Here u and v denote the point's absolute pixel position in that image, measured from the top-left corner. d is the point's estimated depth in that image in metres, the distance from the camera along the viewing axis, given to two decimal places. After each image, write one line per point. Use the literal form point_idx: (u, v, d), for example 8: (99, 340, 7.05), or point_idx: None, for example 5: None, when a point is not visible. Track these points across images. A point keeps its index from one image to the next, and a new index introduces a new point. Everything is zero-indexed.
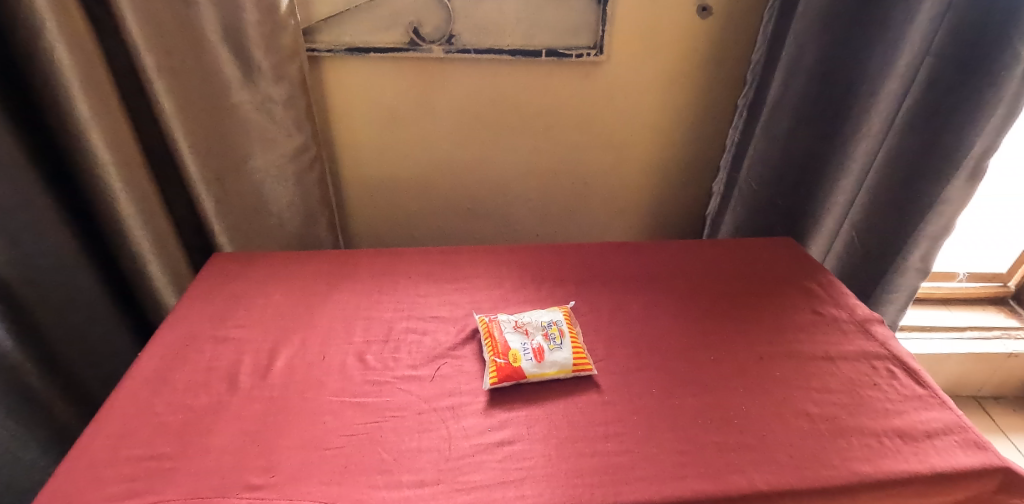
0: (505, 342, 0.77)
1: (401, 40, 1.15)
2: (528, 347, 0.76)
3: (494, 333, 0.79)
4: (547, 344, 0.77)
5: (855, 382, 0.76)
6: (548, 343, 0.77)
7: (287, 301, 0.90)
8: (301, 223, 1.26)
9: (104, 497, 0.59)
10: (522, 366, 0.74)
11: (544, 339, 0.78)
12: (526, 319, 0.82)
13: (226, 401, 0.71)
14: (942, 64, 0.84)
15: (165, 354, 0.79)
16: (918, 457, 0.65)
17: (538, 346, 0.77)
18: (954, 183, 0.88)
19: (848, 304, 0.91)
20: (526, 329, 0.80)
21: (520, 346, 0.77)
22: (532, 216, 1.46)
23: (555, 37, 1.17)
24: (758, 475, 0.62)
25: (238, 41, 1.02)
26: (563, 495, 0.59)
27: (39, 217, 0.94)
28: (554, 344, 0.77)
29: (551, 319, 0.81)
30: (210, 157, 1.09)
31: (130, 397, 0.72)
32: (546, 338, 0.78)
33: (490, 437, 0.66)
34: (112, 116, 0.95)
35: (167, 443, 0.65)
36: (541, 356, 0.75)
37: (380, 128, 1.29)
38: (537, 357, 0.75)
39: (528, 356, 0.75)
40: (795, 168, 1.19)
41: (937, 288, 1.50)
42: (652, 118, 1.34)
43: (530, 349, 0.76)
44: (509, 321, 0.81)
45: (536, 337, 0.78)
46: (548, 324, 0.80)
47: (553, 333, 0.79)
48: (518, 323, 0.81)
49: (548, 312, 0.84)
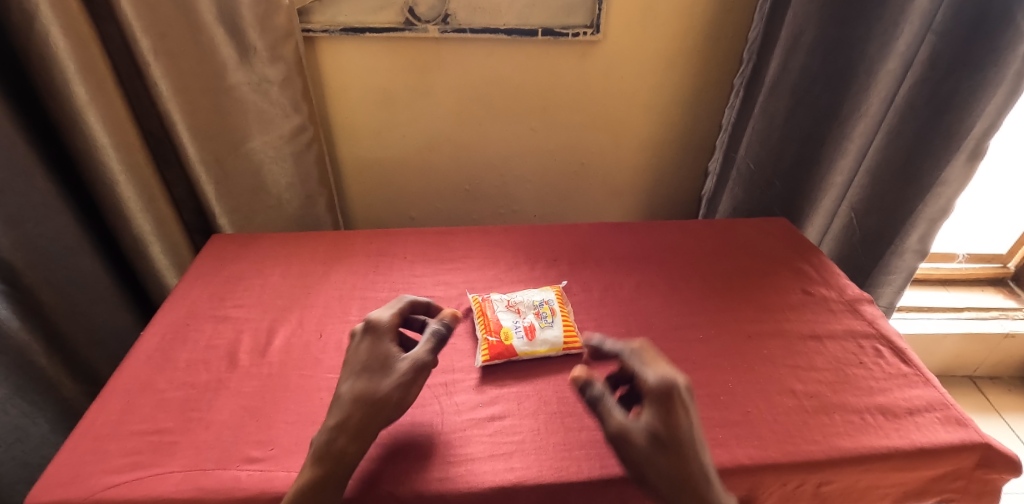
0: (497, 320, 0.79)
1: (396, 20, 1.14)
2: (519, 325, 0.78)
3: (487, 312, 0.81)
4: (539, 322, 0.79)
5: (841, 360, 0.77)
6: (539, 321, 0.79)
7: (285, 281, 0.92)
8: (300, 204, 1.27)
9: (110, 469, 0.61)
10: (513, 344, 0.76)
11: (535, 317, 0.80)
12: (519, 298, 0.83)
13: (226, 378, 0.73)
14: (945, 42, 0.83)
15: (166, 333, 0.81)
16: (900, 433, 0.67)
17: (529, 324, 0.78)
18: (954, 163, 0.87)
19: (839, 284, 0.92)
20: (518, 308, 0.81)
21: (512, 325, 0.78)
22: (531, 197, 1.47)
23: (552, 16, 1.15)
24: (741, 449, 0.64)
25: (232, 21, 1.01)
26: (551, 469, 0.61)
27: (40, 199, 0.95)
28: (545, 322, 0.79)
29: (542, 299, 0.83)
30: (209, 139, 1.10)
31: (134, 374, 0.74)
32: (537, 317, 0.80)
33: (481, 413, 0.68)
34: (110, 98, 0.95)
35: (169, 418, 0.68)
36: (533, 333, 0.77)
37: (376, 108, 1.29)
38: (528, 335, 0.77)
39: (519, 335, 0.77)
40: (793, 149, 1.19)
41: (936, 269, 1.51)
42: (649, 98, 1.33)
43: (521, 327, 0.78)
44: (502, 301, 0.83)
45: (528, 316, 0.80)
46: (540, 303, 0.82)
47: (544, 311, 0.81)
48: (510, 303, 0.82)
49: (539, 291, 0.86)
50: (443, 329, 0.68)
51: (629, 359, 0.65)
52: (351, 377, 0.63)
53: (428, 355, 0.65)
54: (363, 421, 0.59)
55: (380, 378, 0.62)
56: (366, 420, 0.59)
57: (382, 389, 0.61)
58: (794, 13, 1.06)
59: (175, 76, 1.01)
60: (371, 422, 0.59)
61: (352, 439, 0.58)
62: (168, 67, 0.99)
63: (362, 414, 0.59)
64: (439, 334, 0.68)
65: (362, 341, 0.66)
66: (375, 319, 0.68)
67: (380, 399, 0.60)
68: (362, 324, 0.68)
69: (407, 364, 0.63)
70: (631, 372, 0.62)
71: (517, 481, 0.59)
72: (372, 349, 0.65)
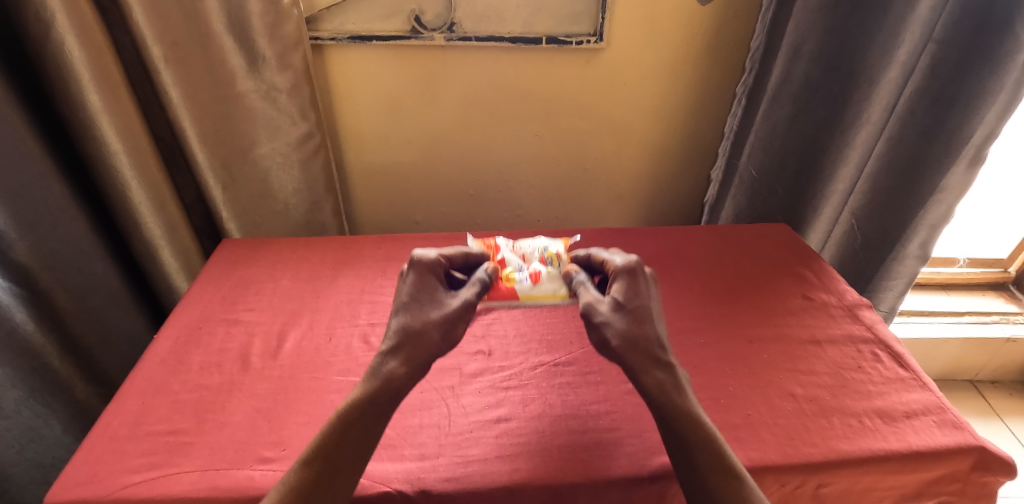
0: (502, 260, 0.79)
1: (402, 28, 1.16)
2: (523, 270, 0.79)
3: (493, 252, 0.81)
4: (544, 268, 0.79)
5: (840, 364, 0.79)
6: (544, 267, 0.79)
7: (294, 286, 0.94)
8: (306, 209, 1.29)
9: (127, 469, 0.63)
10: (515, 287, 0.77)
11: (541, 263, 0.80)
12: (525, 245, 0.83)
13: (239, 380, 0.75)
14: (944, 50, 0.84)
15: (179, 336, 0.83)
16: (897, 436, 0.68)
17: (534, 269, 0.79)
18: (955, 170, 0.89)
19: (838, 289, 0.93)
20: (524, 253, 0.82)
21: (517, 267, 0.79)
22: (535, 202, 1.49)
23: (556, 24, 1.17)
24: (742, 452, 0.65)
25: (242, 30, 1.03)
26: (556, 470, 0.62)
27: (55, 205, 0.97)
28: (550, 268, 0.79)
29: (549, 245, 0.83)
30: (218, 145, 1.12)
31: (149, 376, 0.76)
32: (543, 262, 0.80)
33: (488, 415, 0.70)
34: (122, 105, 0.97)
35: (184, 419, 0.69)
36: (537, 278, 0.78)
37: (383, 114, 1.31)
38: (532, 279, 0.78)
39: (522, 278, 0.78)
40: (795, 156, 1.20)
41: (938, 273, 1.52)
42: (651, 104, 1.35)
43: (526, 271, 0.79)
44: (509, 246, 0.83)
45: (533, 262, 0.80)
46: (546, 248, 0.82)
47: (550, 256, 0.80)
48: (516, 248, 0.82)
49: (548, 241, 0.86)
50: (488, 280, 0.69)
51: (629, 283, 0.65)
52: (403, 307, 0.63)
53: (478, 295, 0.66)
54: (418, 351, 0.61)
55: (430, 310, 0.63)
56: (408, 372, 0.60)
57: (432, 323, 0.62)
58: (795, 23, 1.07)
59: (185, 84, 1.03)
60: (417, 356, 0.61)
61: (402, 361, 0.60)
62: (179, 75, 1.01)
63: (408, 344, 0.61)
64: (483, 285, 0.68)
65: (413, 275, 0.66)
66: (422, 259, 0.67)
67: (430, 332, 0.62)
68: (410, 263, 0.67)
69: (459, 301, 0.65)
70: (625, 295, 0.64)
71: (524, 482, 0.61)
72: (424, 284, 0.65)
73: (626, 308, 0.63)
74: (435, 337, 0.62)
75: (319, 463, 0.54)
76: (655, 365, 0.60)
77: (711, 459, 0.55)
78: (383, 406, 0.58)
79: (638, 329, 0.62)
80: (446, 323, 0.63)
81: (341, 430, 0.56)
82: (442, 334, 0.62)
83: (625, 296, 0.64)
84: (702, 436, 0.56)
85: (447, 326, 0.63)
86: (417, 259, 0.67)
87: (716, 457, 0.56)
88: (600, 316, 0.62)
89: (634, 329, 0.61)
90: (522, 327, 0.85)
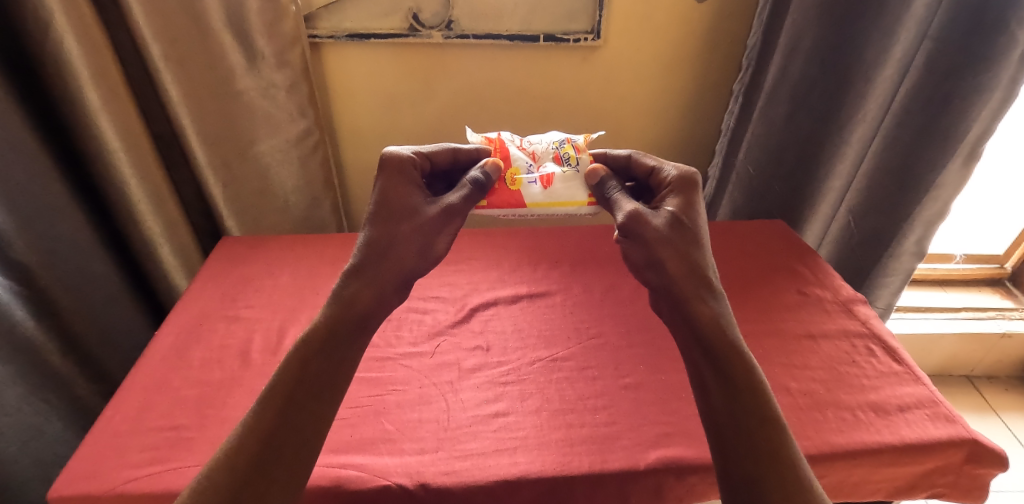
0: (511, 161, 0.77)
1: (400, 25, 1.16)
2: (534, 172, 0.77)
3: (501, 149, 0.77)
4: (559, 168, 0.77)
5: (835, 359, 0.80)
6: (561, 167, 0.77)
7: (294, 283, 0.95)
8: (306, 207, 1.30)
9: (130, 464, 0.63)
10: (527, 193, 0.76)
11: (557, 162, 0.78)
12: (536, 142, 0.80)
13: (239, 376, 0.76)
14: (940, 48, 0.85)
15: (180, 333, 0.84)
16: (890, 429, 0.69)
17: (545, 171, 0.77)
18: (950, 167, 0.90)
19: (833, 285, 0.94)
20: (535, 153, 0.79)
21: (526, 168, 0.77)
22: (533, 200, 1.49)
23: (553, 22, 1.18)
24: None
25: (241, 28, 1.04)
26: (553, 463, 0.63)
27: (53, 202, 0.97)
28: (567, 167, 0.77)
29: (564, 139, 0.80)
30: (217, 143, 1.12)
31: (150, 372, 0.77)
32: (558, 161, 0.78)
33: (486, 410, 0.71)
34: (122, 104, 0.97)
35: (185, 415, 0.70)
36: (548, 182, 0.77)
37: (382, 113, 1.31)
38: (543, 184, 0.77)
39: (533, 182, 0.76)
40: (792, 153, 1.20)
41: (934, 269, 1.53)
42: (650, 101, 1.35)
43: (536, 174, 0.77)
44: (516, 142, 0.80)
45: (547, 162, 0.78)
46: (562, 144, 0.79)
47: (566, 153, 0.78)
48: (527, 146, 0.79)
49: (560, 135, 0.83)
50: (482, 180, 0.69)
51: (685, 198, 0.64)
52: (375, 216, 0.63)
53: (459, 202, 0.66)
54: (393, 266, 0.62)
55: (408, 218, 0.63)
56: (376, 300, 0.60)
57: (407, 237, 0.63)
58: (792, 19, 1.07)
59: (184, 82, 1.03)
60: (390, 278, 0.62)
61: (365, 283, 0.61)
62: (179, 73, 1.01)
63: (378, 263, 0.61)
64: (475, 185, 0.68)
65: (384, 177, 0.64)
66: (394, 157, 0.65)
67: (405, 248, 0.62)
68: (381, 162, 0.64)
69: (438, 209, 0.65)
70: (680, 210, 0.63)
71: (522, 475, 0.62)
72: (398, 188, 0.64)
73: (684, 225, 0.62)
74: (412, 254, 0.63)
75: (279, 403, 0.53)
76: (706, 292, 0.60)
77: (739, 379, 0.54)
78: (343, 336, 0.58)
79: (694, 250, 0.61)
80: (423, 237, 0.63)
81: (300, 370, 0.55)
82: (419, 249, 0.63)
83: (681, 212, 0.63)
84: (733, 359, 0.55)
85: (425, 240, 0.63)
86: (389, 157, 0.64)
87: (744, 372, 0.55)
88: (658, 233, 0.61)
89: (689, 249, 0.61)
90: (519, 323, 0.86)
